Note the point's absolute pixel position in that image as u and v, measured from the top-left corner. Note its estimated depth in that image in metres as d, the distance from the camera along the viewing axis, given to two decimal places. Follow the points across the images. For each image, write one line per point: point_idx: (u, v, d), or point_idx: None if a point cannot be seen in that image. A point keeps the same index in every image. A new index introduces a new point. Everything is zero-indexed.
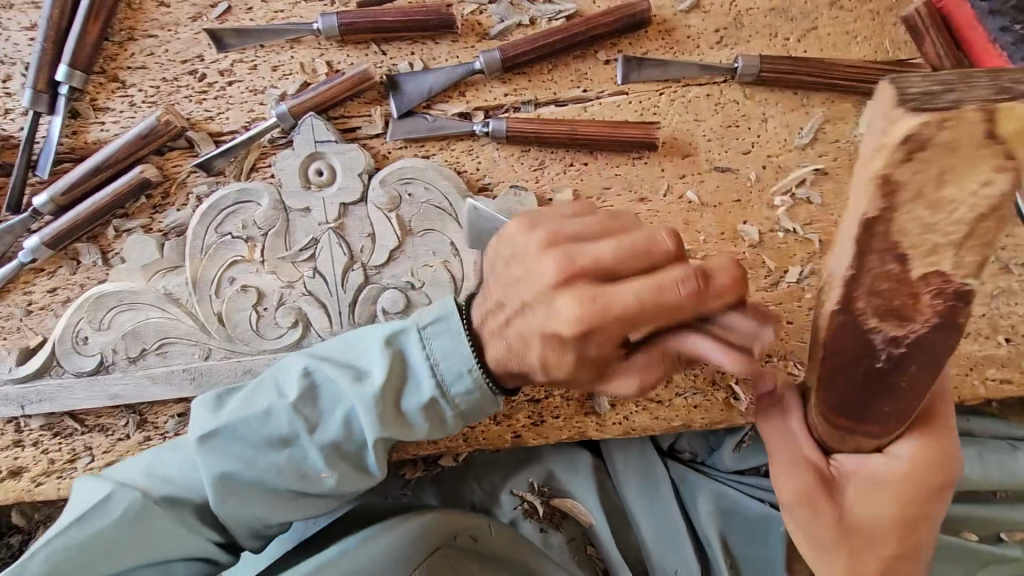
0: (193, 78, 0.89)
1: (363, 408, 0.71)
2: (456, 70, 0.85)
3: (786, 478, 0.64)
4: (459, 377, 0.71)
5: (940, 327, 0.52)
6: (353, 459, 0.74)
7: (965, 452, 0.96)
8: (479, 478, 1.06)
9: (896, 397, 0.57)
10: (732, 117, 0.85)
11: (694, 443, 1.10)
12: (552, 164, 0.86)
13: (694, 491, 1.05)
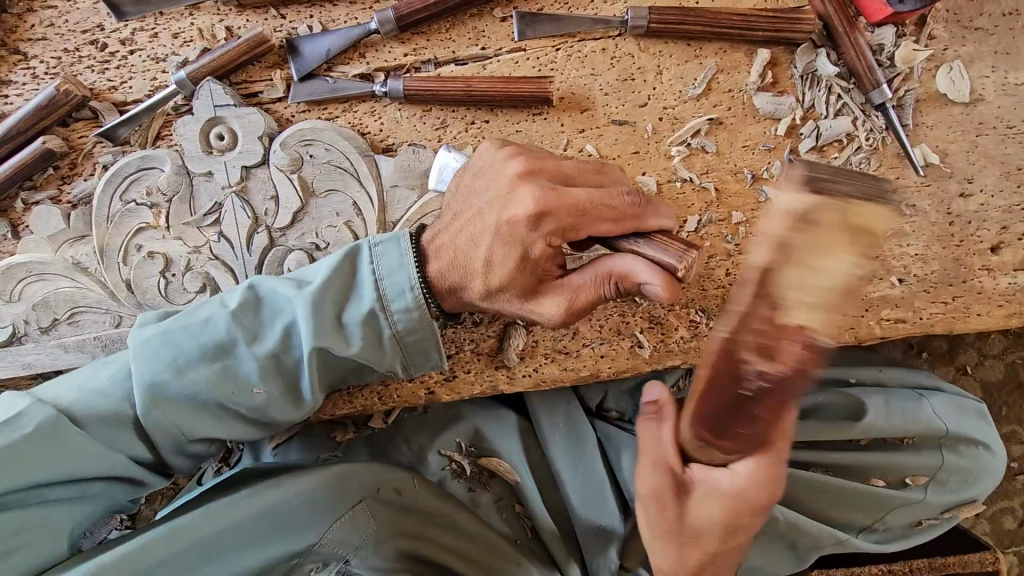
0: (94, 48, 0.89)
1: (301, 319, 0.73)
2: (352, 31, 0.85)
3: (646, 477, 0.76)
4: (401, 294, 0.74)
5: (801, 371, 0.62)
6: (284, 380, 0.75)
7: (872, 401, 1.00)
8: (409, 440, 1.09)
9: (747, 422, 0.67)
10: (628, 71, 0.86)
11: (621, 402, 1.14)
12: (453, 123, 0.87)
13: (618, 447, 1.09)
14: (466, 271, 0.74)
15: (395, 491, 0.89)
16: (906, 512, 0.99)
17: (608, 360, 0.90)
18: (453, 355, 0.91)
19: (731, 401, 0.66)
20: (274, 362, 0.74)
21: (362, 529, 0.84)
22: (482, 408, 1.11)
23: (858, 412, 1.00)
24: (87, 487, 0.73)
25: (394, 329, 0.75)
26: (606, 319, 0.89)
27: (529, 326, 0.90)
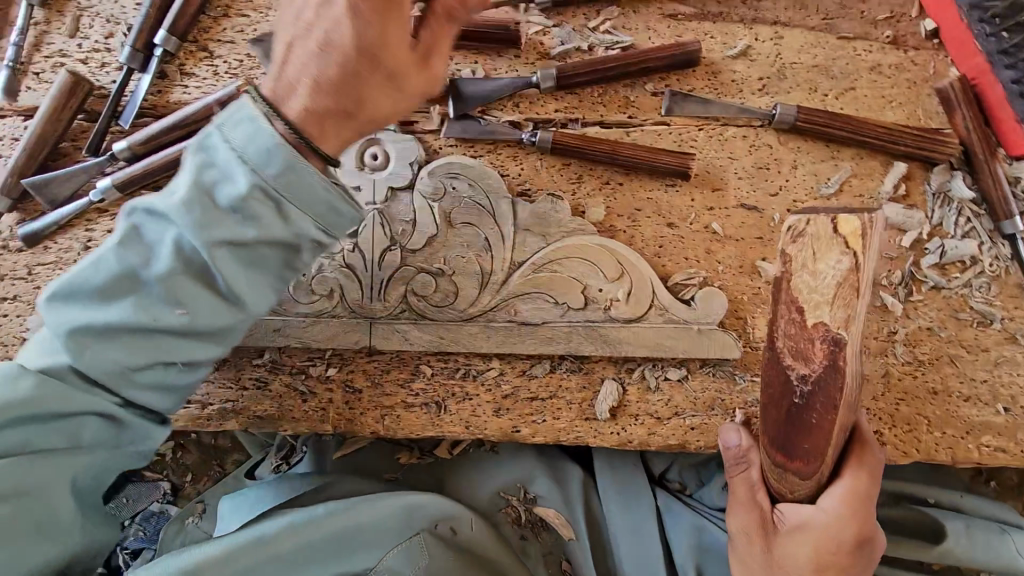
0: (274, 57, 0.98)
1: (180, 227, 0.61)
2: (514, 82, 0.92)
3: (736, 516, 0.80)
4: (271, 155, 0.60)
5: (828, 368, 0.65)
6: (206, 284, 0.64)
7: (952, 524, 0.97)
8: (469, 475, 1.07)
9: (809, 434, 0.70)
10: (764, 160, 0.90)
11: (684, 475, 1.14)
12: (589, 181, 0.92)
13: (677, 522, 1.07)
14: (350, 48, 0.60)
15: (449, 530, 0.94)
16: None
17: (698, 434, 0.90)
18: (547, 399, 0.92)
19: (792, 417, 0.72)
20: (195, 282, 0.63)
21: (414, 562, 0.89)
22: (548, 458, 1.09)
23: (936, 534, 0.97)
24: (77, 429, 0.67)
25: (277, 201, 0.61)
26: (702, 392, 0.90)
27: (625, 386, 0.90)
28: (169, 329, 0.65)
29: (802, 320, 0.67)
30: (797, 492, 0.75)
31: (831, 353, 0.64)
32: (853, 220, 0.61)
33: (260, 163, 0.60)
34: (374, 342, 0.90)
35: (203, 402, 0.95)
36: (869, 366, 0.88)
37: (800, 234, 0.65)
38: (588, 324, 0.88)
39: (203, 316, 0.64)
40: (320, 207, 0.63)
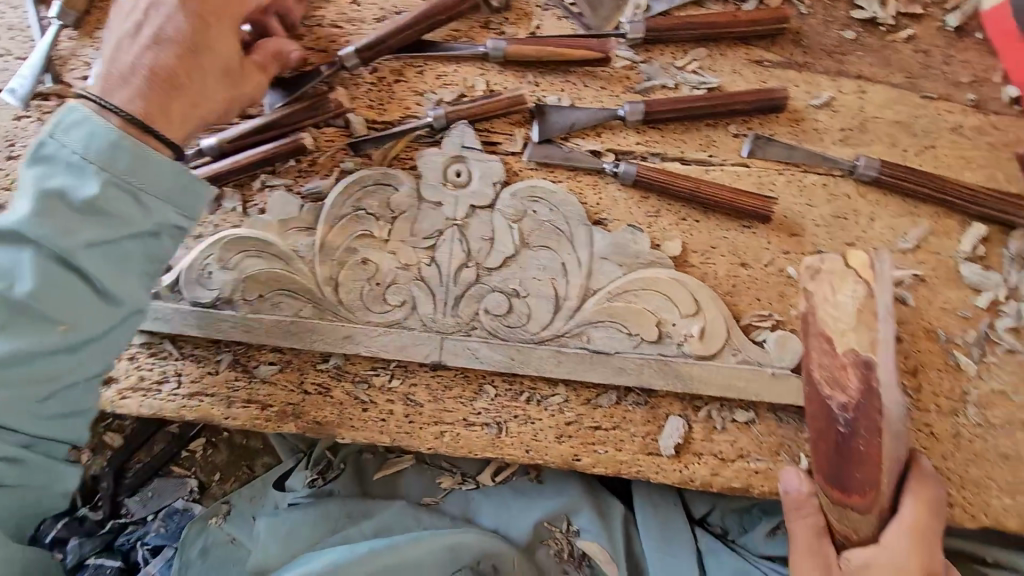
0: (365, 70, 1.00)
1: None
2: (599, 112, 0.94)
3: (801, 561, 0.78)
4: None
5: (866, 391, 0.73)
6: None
7: None
8: (509, 502, 1.04)
9: (862, 465, 0.74)
10: (842, 209, 0.91)
11: (727, 520, 1.07)
12: (666, 216, 0.93)
13: (720, 565, 1.02)
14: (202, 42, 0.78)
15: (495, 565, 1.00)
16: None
17: (761, 479, 0.88)
18: (610, 429, 0.91)
19: (842, 449, 0.76)
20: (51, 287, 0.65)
21: None
22: (592, 491, 1.05)
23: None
24: None
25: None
26: (767, 436, 0.89)
27: (690, 423, 0.90)
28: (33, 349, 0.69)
29: (836, 351, 0.74)
30: (863, 531, 0.76)
31: (863, 376, 0.73)
32: (861, 255, 0.75)
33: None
34: (443, 358, 0.90)
35: (265, 403, 0.96)
36: (939, 424, 0.87)
37: (818, 270, 0.75)
38: (662, 358, 0.87)
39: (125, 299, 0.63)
40: (176, 184, 0.75)
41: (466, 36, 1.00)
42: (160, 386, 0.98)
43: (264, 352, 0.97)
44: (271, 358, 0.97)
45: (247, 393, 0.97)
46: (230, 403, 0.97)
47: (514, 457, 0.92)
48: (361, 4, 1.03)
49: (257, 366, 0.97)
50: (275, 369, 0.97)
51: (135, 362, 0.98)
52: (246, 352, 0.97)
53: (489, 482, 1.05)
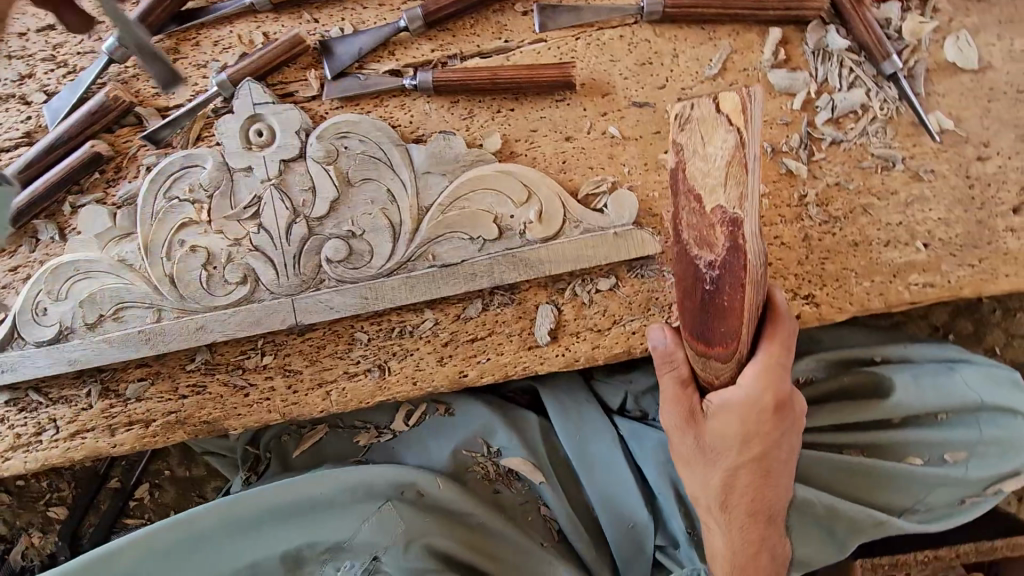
0: (139, 58, 0.95)
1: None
2: (382, 30, 0.91)
3: (670, 410, 0.78)
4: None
5: (732, 249, 0.64)
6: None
7: (900, 376, 1.00)
8: (430, 443, 1.09)
9: (725, 317, 0.68)
10: (646, 55, 0.90)
11: (645, 403, 1.15)
12: (480, 112, 0.91)
13: (642, 441, 1.09)
14: None
15: (415, 493, 1.01)
16: (948, 491, 0.98)
17: (641, 337, 0.89)
18: (486, 337, 0.91)
19: (706, 303, 0.69)
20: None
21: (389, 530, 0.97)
22: (503, 410, 1.11)
23: (885, 390, 1.00)
24: None
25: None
26: (635, 294, 0.89)
27: (560, 306, 0.90)
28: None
29: (701, 208, 0.65)
30: (724, 375, 0.74)
31: (732, 233, 0.63)
32: (734, 96, 0.60)
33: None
34: (300, 319, 0.89)
35: (147, 420, 0.93)
36: (788, 231, 0.88)
37: (687, 120, 0.62)
38: (507, 251, 0.88)
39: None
40: None
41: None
42: (38, 438, 0.94)
43: (130, 371, 0.93)
44: (139, 376, 0.93)
45: (127, 416, 0.93)
46: (113, 430, 0.93)
47: (406, 392, 0.92)
48: None
49: (127, 386, 0.93)
50: (146, 385, 0.93)
51: (5, 423, 0.94)
52: (112, 377, 0.94)
53: (402, 427, 1.11)
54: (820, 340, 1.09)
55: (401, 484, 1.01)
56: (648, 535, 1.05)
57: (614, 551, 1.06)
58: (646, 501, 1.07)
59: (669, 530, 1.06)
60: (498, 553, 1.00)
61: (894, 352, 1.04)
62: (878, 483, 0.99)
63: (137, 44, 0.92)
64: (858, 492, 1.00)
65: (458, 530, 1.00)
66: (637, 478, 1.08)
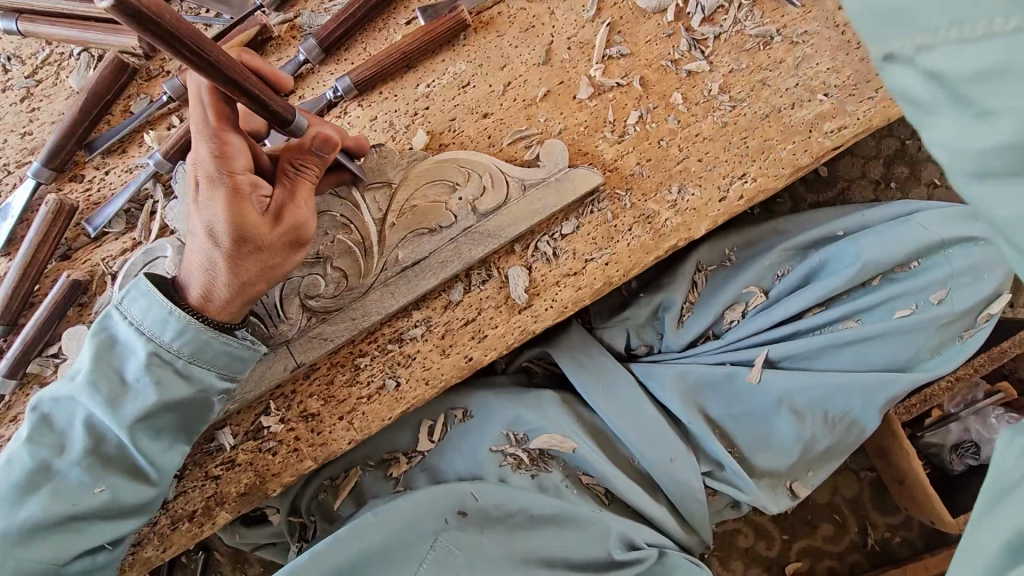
0: (76, 182, 0.98)
1: (91, 404, 0.79)
2: (286, 68, 0.97)
3: None
4: (166, 324, 0.80)
5: None
6: (121, 466, 0.81)
7: (867, 241, 1.11)
8: (461, 451, 1.10)
9: None
10: (527, 22, 1.01)
11: (646, 337, 1.21)
12: (399, 120, 0.98)
13: (661, 379, 1.12)
14: None
15: (460, 515, 1.03)
16: (933, 330, 1.06)
17: (615, 266, 0.94)
18: (476, 317, 0.94)
19: None
20: (100, 457, 0.80)
21: (445, 563, 1.01)
22: (522, 397, 1.13)
23: (858, 254, 1.10)
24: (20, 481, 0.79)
25: (184, 357, 0.80)
26: (596, 229, 0.95)
27: (530, 265, 0.95)
28: (91, 514, 0.79)
29: None
30: None
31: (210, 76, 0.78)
32: None
33: (151, 330, 0.80)
34: (300, 359, 0.92)
35: (189, 513, 0.92)
36: (705, 126, 0.97)
37: None
38: (467, 231, 0.93)
39: (168, 457, 0.83)
40: None
41: (143, 94, 1.00)
42: None
43: None
44: None
45: (170, 515, 0.92)
46: (161, 534, 0.91)
47: (423, 395, 0.93)
48: (29, 131, 0.99)
49: None
50: (175, 480, 0.92)
51: None
52: None
53: (428, 445, 1.12)
54: (785, 231, 1.21)
55: (443, 510, 1.03)
56: (693, 465, 1.09)
57: (667, 492, 1.11)
58: (680, 435, 1.12)
59: (711, 454, 1.11)
60: (548, 541, 1.03)
61: (853, 221, 1.17)
62: (872, 348, 1.08)
63: (66, 164, 0.97)
64: (868, 357, 1.08)
65: (513, 531, 1.04)
66: (665, 413, 1.14)
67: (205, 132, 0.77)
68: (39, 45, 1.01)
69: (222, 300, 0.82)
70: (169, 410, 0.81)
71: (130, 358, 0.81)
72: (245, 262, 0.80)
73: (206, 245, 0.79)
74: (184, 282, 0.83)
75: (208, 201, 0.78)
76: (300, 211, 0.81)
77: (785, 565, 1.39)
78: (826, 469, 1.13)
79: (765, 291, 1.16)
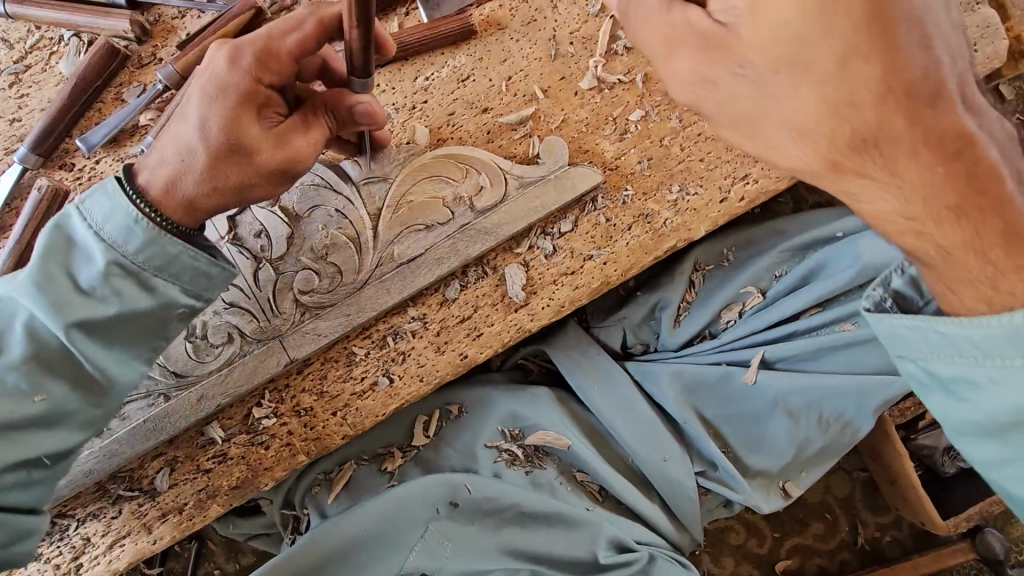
0: (66, 170, 0.96)
1: (34, 307, 0.73)
2: None
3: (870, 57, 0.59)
4: (130, 233, 0.74)
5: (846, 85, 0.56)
6: (66, 373, 0.76)
7: (864, 241, 1.10)
8: (455, 445, 1.10)
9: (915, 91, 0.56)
10: (528, 15, 0.99)
11: (643, 335, 1.20)
12: (397, 114, 0.96)
13: (657, 377, 1.12)
14: None
15: (451, 505, 1.04)
16: None
17: (613, 265, 0.93)
18: (472, 314, 0.94)
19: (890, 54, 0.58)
20: (41, 363, 0.74)
21: (435, 551, 1.03)
22: (517, 392, 1.13)
23: (856, 255, 1.10)
24: None
25: (149, 269, 0.76)
26: (594, 228, 0.94)
27: (527, 263, 0.94)
28: (25, 423, 0.74)
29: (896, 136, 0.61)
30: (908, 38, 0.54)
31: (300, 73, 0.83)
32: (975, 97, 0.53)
33: (112, 237, 0.74)
34: (293, 355, 0.91)
35: (180, 505, 0.92)
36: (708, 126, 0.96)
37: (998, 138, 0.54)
38: (464, 227, 0.92)
39: (124, 370, 0.79)
40: None
41: (135, 81, 0.98)
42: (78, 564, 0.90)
43: (148, 466, 0.93)
44: (157, 466, 0.93)
45: (160, 507, 0.92)
46: (151, 526, 0.91)
47: (417, 391, 0.93)
48: (18, 117, 0.97)
49: (152, 481, 0.92)
50: (168, 472, 0.92)
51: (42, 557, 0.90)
52: (133, 475, 0.93)
53: (423, 440, 1.11)
54: (784, 231, 1.20)
55: (435, 500, 1.04)
56: (686, 465, 1.09)
57: (659, 490, 1.11)
58: (677, 436, 1.12)
59: (703, 454, 1.12)
60: (538, 535, 1.05)
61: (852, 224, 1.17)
62: (866, 350, 1.08)
63: (54, 149, 0.95)
64: (864, 360, 1.08)
65: (503, 527, 1.05)
66: (661, 414, 1.14)
67: (257, 41, 0.76)
68: (28, 29, 0.99)
69: (183, 197, 0.77)
70: (123, 322, 0.76)
71: (88, 263, 0.75)
72: (221, 170, 0.76)
73: (191, 134, 0.76)
74: (149, 175, 0.78)
75: (232, 64, 0.75)
76: (302, 142, 0.79)
77: (776, 562, 1.40)
78: (819, 470, 1.13)
79: (763, 292, 1.15)
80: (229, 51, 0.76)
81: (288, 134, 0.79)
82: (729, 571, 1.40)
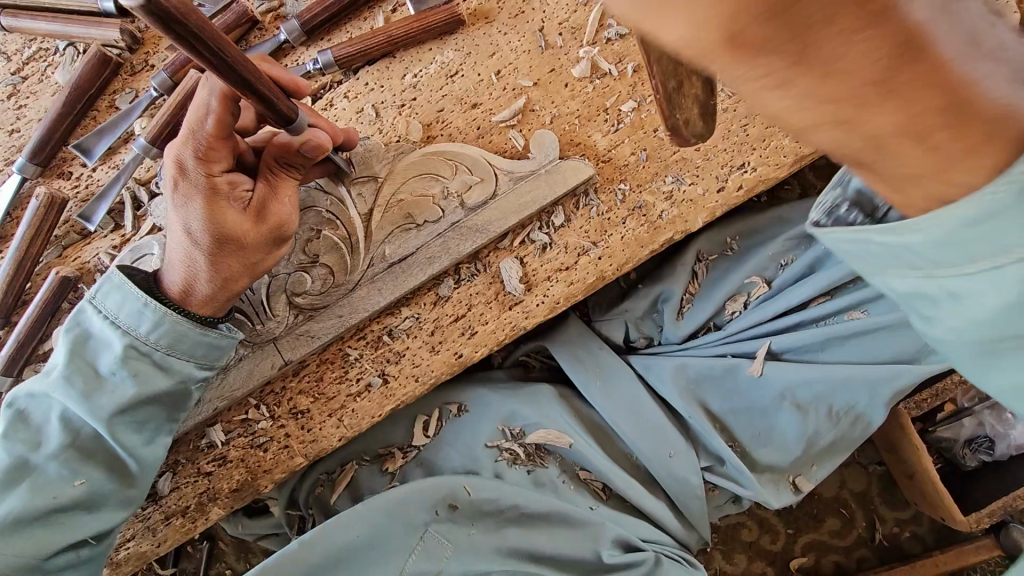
0: (64, 179, 0.97)
1: (66, 399, 0.78)
2: (269, 43, 0.96)
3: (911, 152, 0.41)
4: (141, 316, 0.80)
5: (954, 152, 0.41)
6: (102, 458, 0.81)
7: None
8: (455, 445, 1.09)
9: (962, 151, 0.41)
10: (516, 7, 0.97)
11: (645, 329, 1.18)
12: (387, 112, 0.95)
13: (660, 374, 1.10)
14: None
15: (451, 508, 1.02)
16: None
17: (608, 260, 0.91)
18: (466, 314, 0.92)
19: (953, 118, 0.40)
20: (78, 450, 0.79)
21: (436, 554, 1.01)
22: (516, 391, 1.12)
23: None
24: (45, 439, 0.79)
25: (161, 348, 0.80)
26: (589, 223, 0.92)
27: (522, 258, 0.92)
28: (71, 506, 0.78)
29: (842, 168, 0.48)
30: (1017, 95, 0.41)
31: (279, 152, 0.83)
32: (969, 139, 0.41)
33: (126, 323, 0.80)
34: (287, 357, 0.92)
35: (183, 508, 0.92)
36: None
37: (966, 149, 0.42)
38: (454, 225, 0.91)
39: (149, 450, 0.83)
40: None
41: (130, 88, 0.99)
42: None
43: None
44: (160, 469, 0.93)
45: (162, 511, 0.92)
46: (154, 529, 0.91)
47: (412, 392, 0.92)
48: (18, 128, 0.99)
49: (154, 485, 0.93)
50: (170, 477, 0.93)
51: None
52: None
53: (424, 440, 1.10)
54: (788, 219, 1.17)
55: (433, 503, 1.02)
56: (691, 460, 1.07)
57: (665, 488, 1.09)
58: (680, 430, 1.10)
59: (711, 449, 1.09)
60: (542, 538, 1.02)
61: None
62: (879, 338, 1.04)
63: (52, 159, 0.96)
64: (875, 350, 1.04)
65: (506, 527, 1.03)
66: (666, 408, 1.11)
67: (187, 144, 0.77)
68: (25, 41, 1.00)
69: (203, 296, 0.82)
70: (149, 404, 0.81)
71: (105, 352, 0.80)
72: (224, 261, 0.80)
73: (183, 239, 0.80)
74: (166, 279, 0.83)
75: (179, 172, 0.78)
76: (281, 206, 0.82)
77: (790, 559, 1.37)
78: (831, 463, 1.09)
79: (768, 281, 1.12)
80: (172, 163, 0.79)
81: (268, 202, 0.82)
82: (743, 569, 1.37)
